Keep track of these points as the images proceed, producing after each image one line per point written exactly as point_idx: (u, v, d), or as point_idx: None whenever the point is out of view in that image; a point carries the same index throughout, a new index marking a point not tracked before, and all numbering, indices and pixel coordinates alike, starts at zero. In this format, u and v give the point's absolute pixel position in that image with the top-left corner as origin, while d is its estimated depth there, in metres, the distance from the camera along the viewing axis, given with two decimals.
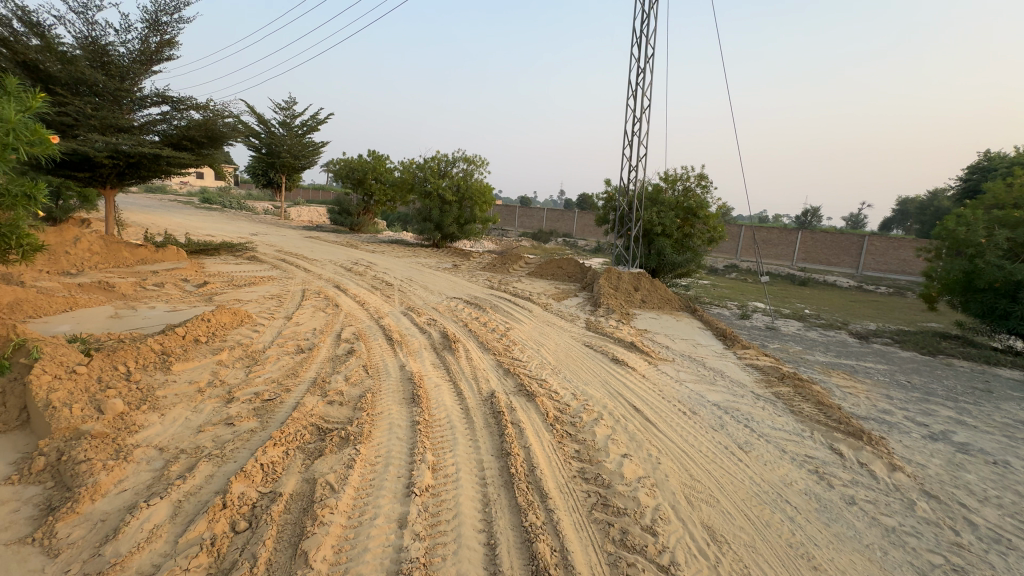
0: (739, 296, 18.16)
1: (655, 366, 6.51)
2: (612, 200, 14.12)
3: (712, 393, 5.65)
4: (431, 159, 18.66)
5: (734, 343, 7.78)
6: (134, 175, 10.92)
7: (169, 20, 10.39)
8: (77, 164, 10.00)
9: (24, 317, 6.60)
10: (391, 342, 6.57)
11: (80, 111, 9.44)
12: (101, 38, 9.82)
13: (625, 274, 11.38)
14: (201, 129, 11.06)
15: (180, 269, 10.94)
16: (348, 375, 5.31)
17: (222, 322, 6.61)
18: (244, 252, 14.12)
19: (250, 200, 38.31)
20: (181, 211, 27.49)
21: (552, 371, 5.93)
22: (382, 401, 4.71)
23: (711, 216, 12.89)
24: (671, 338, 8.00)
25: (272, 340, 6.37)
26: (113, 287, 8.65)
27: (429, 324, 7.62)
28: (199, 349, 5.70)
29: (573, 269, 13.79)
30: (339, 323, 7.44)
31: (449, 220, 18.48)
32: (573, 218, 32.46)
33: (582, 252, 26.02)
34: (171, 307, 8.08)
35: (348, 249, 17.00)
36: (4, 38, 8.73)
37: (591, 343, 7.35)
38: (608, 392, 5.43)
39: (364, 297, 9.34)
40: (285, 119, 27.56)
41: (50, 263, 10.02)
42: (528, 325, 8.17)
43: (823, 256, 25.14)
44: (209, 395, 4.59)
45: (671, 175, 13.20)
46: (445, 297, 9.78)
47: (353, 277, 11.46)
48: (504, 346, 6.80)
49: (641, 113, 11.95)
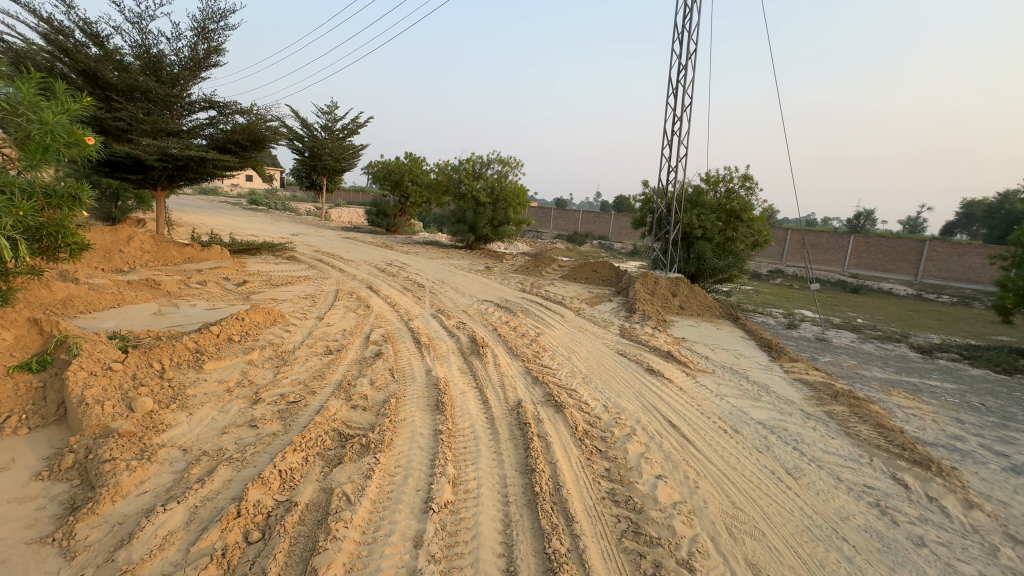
0: (785, 303, 17.20)
1: (693, 378, 6.12)
2: (649, 202, 13.66)
3: (757, 410, 5.24)
4: (466, 161, 18.65)
5: (781, 356, 7.27)
6: (183, 178, 11.38)
7: (216, 27, 10.79)
8: (130, 167, 10.51)
9: (76, 313, 6.92)
10: (419, 346, 6.48)
11: (133, 116, 9.89)
12: (154, 47, 10.29)
13: (663, 278, 10.93)
14: (245, 132, 11.43)
15: (223, 268, 11.31)
16: (373, 379, 5.23)
17: (255, 321, 6.70)
18: (284, 252, 14.50)
19: (294, 202, 39.76)
20: (230, 211, 28.78)
21: (583, 380, 5.67)
22: (407, 407, 4.60)
23: (755, 220, 12.24)
24: (711, 348, 7.56)
25: (302, 340, 6.40)
26: (160, 285, 9.00)
27: (458, 327, 7.50)
28: (232, 348, 5.78)
29: (608, 273, 13.41)
30: (369, 324, 7.44)
31: (483, 221, 18.43)
32: (609, 220, 31.84)
33: (617, 255, 25.42)
34: (211, 305, 8.31)
35: (383, 250, 17.21)
36: (67, 48, 9.25)
37: (625, 351, 7.03)
38: (641, 405, 5.13)
39: (396, 298, 9.33)
40: (328, 123, 28.39)
41: (105, 261, 10.57)
42: (560, 330, 7.91)
43: (877, 262, 23.60)
44: (237, 396, 4.61)
45: (713, 176, 12.62)
46: (476, 300, 9.65)
47: (386, 278, 11.53)
48: (533, 352, 6.58)
49: (682, 112, 11.46)
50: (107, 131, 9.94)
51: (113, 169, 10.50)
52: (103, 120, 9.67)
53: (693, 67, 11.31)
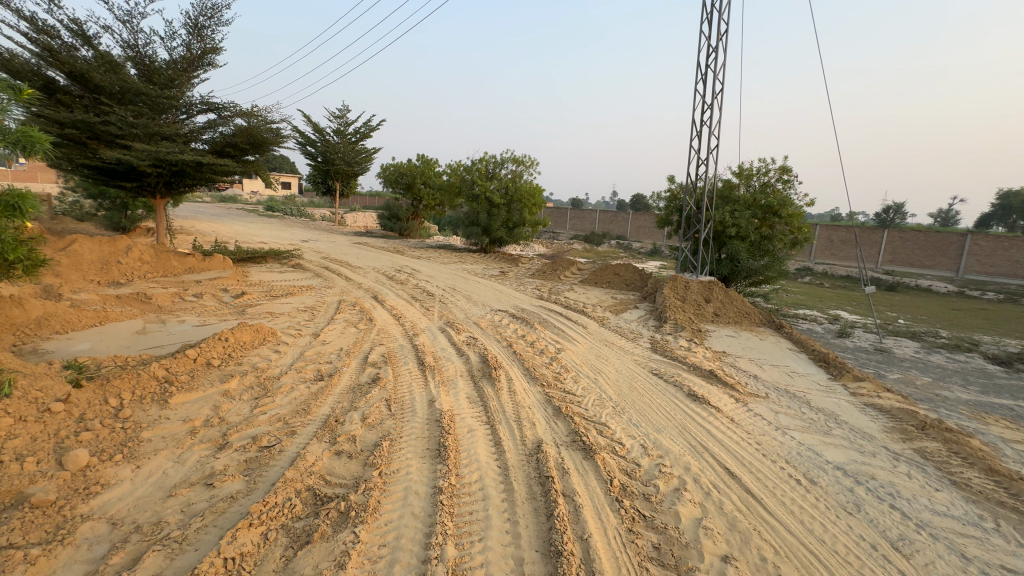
0: (821, 304, 15.93)
1: (745, 406, 5.16)
2: (676, 199, 12.65)
3: (831, 450, 4.26)
4: (479, 161, 17.84)
5: (843, 374, 6.24)
6: (181, 184, 10.84)
7: (211, 25, 10.24)
8: (124, 174, 10.00)
9: (50, 333, 6.30)
10: (422, 368, 5.65)
11: (123, 119, 9.28)
12: (146, 46, 9.74)
13: (694, 282, 9.94)
14: (244, 135, 10.87)
15: (223, 279, 10.71)
16: (366, 413, 4.43)
17: (241, 342, 5.98)
18: (290, 260, 13.91)
19: (309, 207, 39.67)
20: (244, 219, 28.60)
21: (614, 412, 4.76)
22: (403, 453, 3.77)
23: (795, 216, 11.16)
24: (759, 365, 6.57)
25: (291, 363, 5.65)
26: (150, 299, 8.39)
27: (468, 344, 6.65)
28: (209, 375, 5.05)
29: (632, 277, 12.43)
30: (369, 342, 6.66)
31: (498, 224, 17.66)
32: (628, 219, 30.68)
33: (637, 255, 24.31)
34: (201, 320, 7.65)
35: (394, 255, 16.53)
36: (54, 50, 8.72)
37: (659, 370, 6.08)
38: (688, 444, 4.20)
39: (402, 310, 8.56)
40: (340, 128, 28.00)
41: (102, 273, 10.10)
42: (582, 345, 7.00)
43: (913, 258, 21.97)
44: (202, 440, 3.84)
45: (746, 170, 11.59)
46: (490, 310, 8.84)
47: (394, 287, 10.79)
48: (554, 374, 5.69)
49: (713, 98, 10.50)
50: (98, 137, 9.41)
51: (108, 177, 10.03)
52: (92, 125, 9.13)
53: (724, 50, 10.33)
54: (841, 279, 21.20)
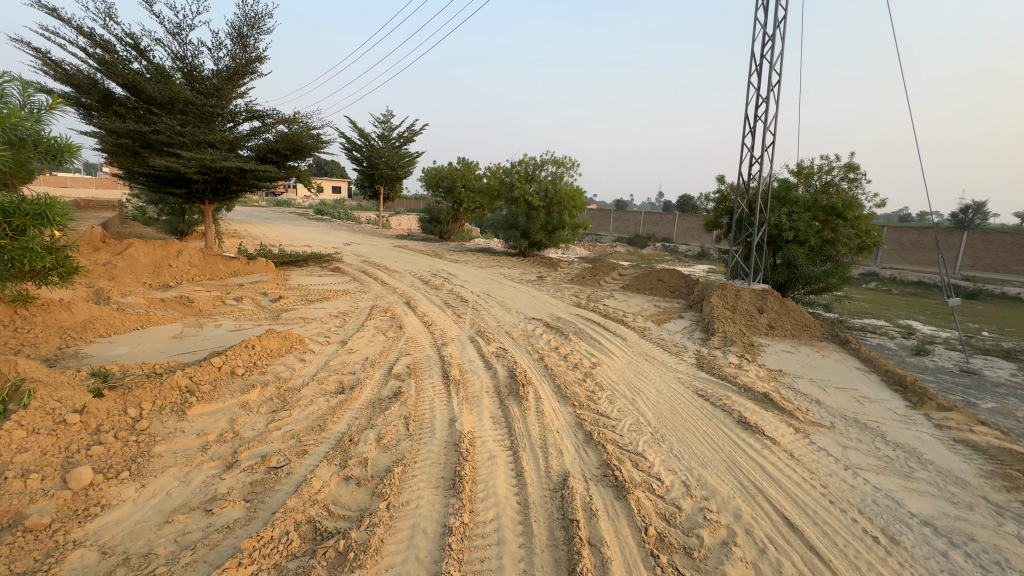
0: (890, 313, 14.48)
1: (806, 438, 4.51)
2: (726, 201, 11.81)
3: (915, 499, 3.59)
4: (519, 163, 17.53)
5: (924, 402, 5.42)
6: (226, 190, 11.18)
7: (254, 34, 10.47)
8: (174, 182, 10.41)
9: (94, 336, 6.51)
10: (446, 383, 5.35)
11: (171, 128, 9.61)
12: (195, 57, 10.09)
13: (746, 291, 9.19)
14: (286, 141, 11.06)
15: (264, 282, 10.92)
16: (382, 433, 4.16)
17: (267, 350, 5.90)
18: (330, 264, 14.11)
19: (356, 210, 40.84)
20: (295, 222, 29.69)
21: (652, 441, 4.26)
22: (415, 482, 3.46)
23: (863, 218, 10.10)
24: (821, 388, 5.83)
25: (314, 374, 5.49)
26: (192, 302, 8.60)
27: (497, 356, 6.29)
28: (231, 385, 4.96)
29: (677, 284, 11.70)
30: (395, 351, 6.44)
31: (537, 227, 17.27)
32: (674, 220, 29.49)
33: (683, 258, 23.27)
34: (237, 325, 7.72)
35: (432, 259, 16.50)
36: (109, 62, 9.13)
37: (705, 391, 5.49)
38: (738, 485, 3.65)
39: (433, 317, 8.33)
40: (384, 133, 28.55)
41: (154, 276, 10.53)
42: (620, 359, 6.49)
43: (997, 262, 19.75)
44: (212, 457, 3.70)
45: (805, 168, 10.65)
46: (523, 318, 8.46)
47: (428, 292, 10.64)
48: (587, 393, 5.23)
49: (769, 90, 9.66)
50: (150, 146, 9.85)
51: (160, 184, 10.50)
52: (145, 134, 9.56)
53: (781, 37, 9.49)
54: (913, 286, 19.31)
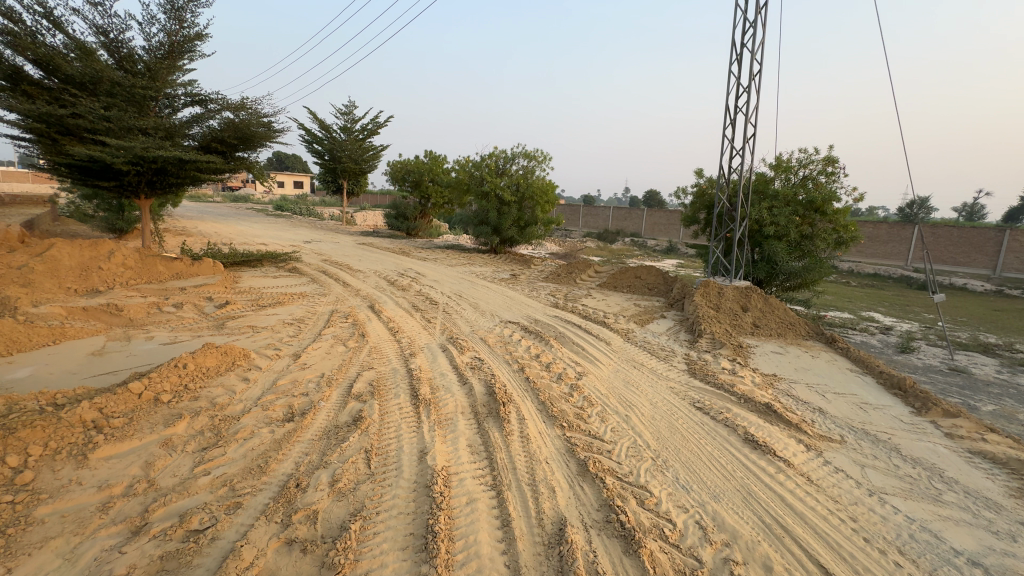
0: (853, 305, 14.64)
1: (819, 457, 4.06)
2: (703, 195, 11.47)
3: (955, 531, 3.17)
4: (489, 156, 16.80)
5: (929, 408, 5.10)
6: (164, 183, 10.02)
7: (191, 7, 9.36)
8: (100, 173, 9.23)
9: None
10: (415, 404, 4.64)
11: (92, 112, 8.40)
12: (122, 32, 8.93)
13: (729, 289, 8.87)
14: (233, 129, 10.01)
15: (209, 286, 9.84)
16: (337, 474, 3.43)
17: (203, 368, 5.03)
18: (287, 264, 13.04)
19: (318, 206, 39.15)
20: (252, 218, 28.02)
21: (655, 469, 3.70)
22: (378, 543, 2.77)
23: (840, 212, 9.95)
24: (820, 394, 5.44)
25: (259, 397, 4.68)
26: (121, 310, 7.52)
27: (472, 368, 5.62)
28: (153, 415, 4.12)
29: (655, 281, 11.31)
30: (357, 365, 5.66)
31: (509, 222, 16.62)
32: (642, 215, 29.46)
33: (653, 253, 23.14)
34: (173, 337, 6.75)
35: (398, 257, 15.59)
36: (17, 34, 7.86)
37: (703, 403, 4.99)
38: (760, 524, 3.14)
39: (400, 322, 7.57)
40: (346, 124, 27.16)
41: (80, 281, 9.31)
42: (607, 368, 5.93)
43: (945, 255, 20.40)
44: (113, 520, 2.90)
45: (784, 161, 10.39)
46: (499, 322, 7.81)
47: (394, 293, 9.85)
48: (576, 410, 4.64)
49: (750, 80, 9.30)
50: (70, 132, 8.66)
51: (85, 176, 9.31)
52: (62, 118, 8.33)
53: (762, 25, 9.13)
54: (870, 278, 19.73)
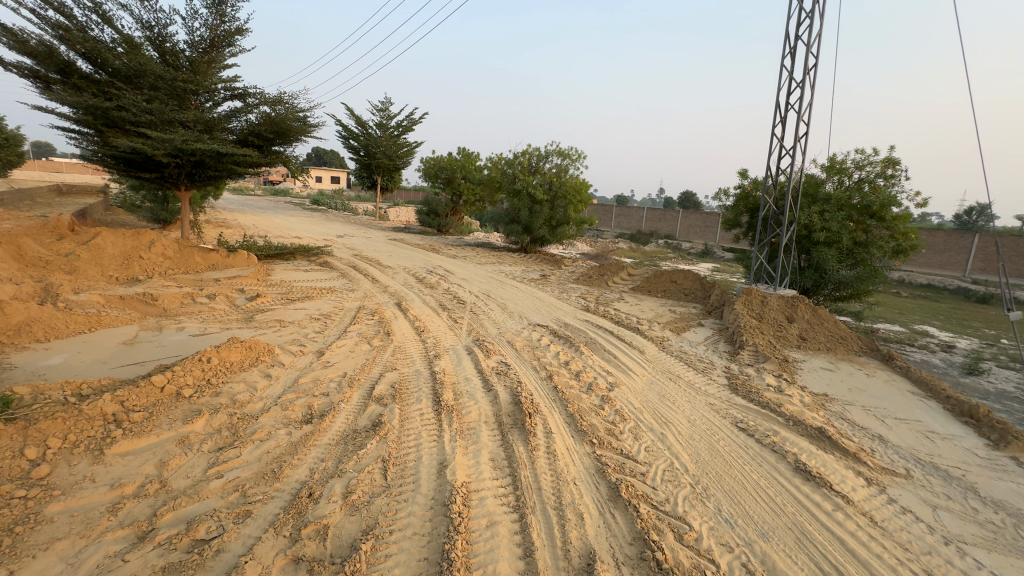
0: (905, 318, 13.66)
1: (882, 493, 3.61)
2: (747, 197, 10.87)
3: None
4: (522, 154, 16.54)
5: (1008, 441, 4.54)
6: (202, 176, 10.21)
7: (232, 2, 9.45)
8: (142, 165, 9.46)
9: (28, 342, 5.59)
10: (436, 411, 4.42)
11: (135, 105, 8.59)
12: (166, 27, 9.11)
13: (773, 298, 8.32)
14: (269, 124, 10.09)
15: (242, 278, 9.96)
16: (351, 484, 3.25)
17: (226, 363, 4.98)
18: (319, 258, 13.14)
19: (353, 201, 39.89)
20: (289, 212, 28.69)
21: (695, 498, 3.36)
22: (389, 568, 2.56)
23: (900, 218, 9.19)
24: (879, 419, 4.93)
25: (279, 396, 4.57)
26: (156, 300, 7.64)
27: (498, 374, 5.37)
28: (173, 410, 4.05)
29: (692, 286, 10.80)
30: (380, 365, 5.51)
31: (540, 221, 16.32)
32: (678, 216, 28.58)
33: (688, 256, 22.38)
34: (203, 328, 6.78)
35: (428, 253, 15.56)
36: (69, 29, 8.11)
37: (747, 423, 4.58)
38: (817, 572, 2.76)
39: (426, 322, 7.40)
40: (382, 121, 27.43)
41: (122, 269, 9.57)
42: (641, 379, 5.57)
43: (1010, 266, 18.82)
44: (121, 524, 2.79)
45: (837, 162, 9.71)
46: (527, 325, 7.54)
47: (422, 290, 9.73)
48: (607, 425, 4.33)
49: (804, 75, 8.69)
50: (115, 124, 8.89)
51: (128, 167, 9.56)
52: (107, 110, 8.56)
53: (818, 15, 8.51)
54: (923, 288, 18.42)
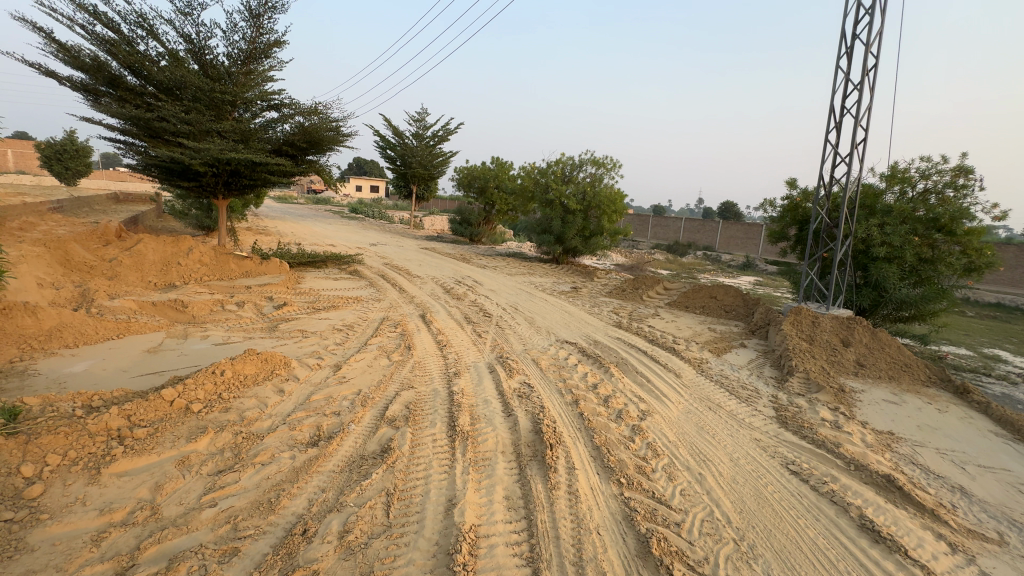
0: (974, 340, 12.39)
1: (972, 565, 3.00)
2: (796, 209, 10.12)
3: None
4: (556, 163, 16.21)
5: None
6: (238, 185, 10.40)
7: (269, 15, 9.63)
8: (182, 173, 9.71)
9: (57, 348, 5.68)
10: (450, 437, 4.10)
11: (175, 115, 8.82)
12: (207, 40, 9.36)
13: (826, 319, 7.60)
14: (303, 133, 10.19)
15: (273, 285, 10.03)
16: (350, 522, 2.96)
17: (240, 376, 4.84)
18: (349, 266, 13.19)
19: (390, 210, 40.62)
20: (328, 220, 29.43)
21: (740, 559, 2.88)
22: None
23: (974, 232, 8.28)
24: (959, 467, 4.25)
25: (289, 413, 4.37)
26: (185, 307, 7.70)
27: (519, 397, 4.98)
28: (179, 427, 3.90)
29: (733, 303, 10.11)
30: (396, 383, 5.25)
31: (573, 232, 15.92)
32: (717, 228, 27.47)
33: (728, 269, 21.40)
34: (227, 336, 6.75)
35: (458, 263, 15.40)
36: (116, 43, 8.41)
37: (799, 466, 4.03)
38: None
39: (449, 335, 7.14)
40: (418, 131, 27.78)
41: (160, 275, 9.81)
42: (676, 408, 5.07)
43: None
44: (101, 557, 2.60)
45: (900, 170, 8.89)
46: (554, 342, 7.15)
47: (447, 302, 9.51)
48: (638, 462, 3.88)
49: (863, 76, 8.00)
50: (157, 134, 9.17)
51: (169, 176, 9.85)
52: (149, 121, 8.82)
53: (879, 11, 7.83)
54: (993, 307, 16.77)
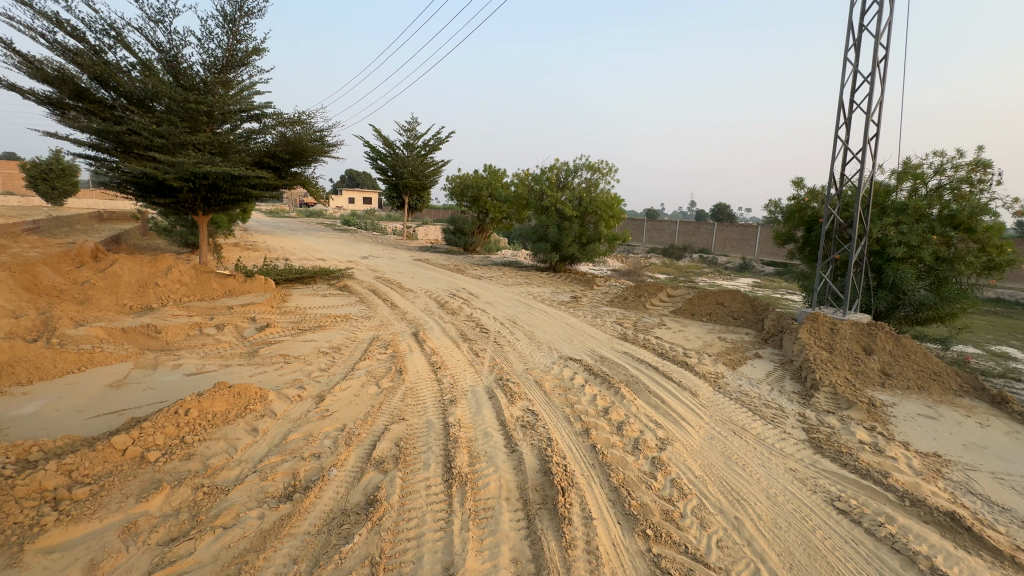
0: (985, 338, 12.00)
1: None
2: (803, 209, 9.69)
3: None
4: (550, 169, 15.79)
5: None
6: (218, 200, 9.87)
7: (246, 20, 9.17)
8: (157, 189, 9.18)
9: (8, 386, 5.10)
10: (446, 482, 3.56)
11: (145, 127, 8.30)
12: (180, 49, 8.88)
13: (845, 326, 7.14)
14: (285, 144, 9.69)
15: (256, 305, 9.47)
16: None
17: (208, 415, 4.28)
18: (338, 281, 12.66)
19: (381, 221, 40.13)
20: (319, 233, 28.90)
21: None
22: None
23: (994, 229, 7.87)
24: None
25: (261, 458, 3.81)
26: (159, 333, 7.13)
27: (523, 428, 4.45)
28: (130, 482, 3.34)
29: (742, 309, 9.64)
30: (385, 415, 4.71)
31: (570, 239, 15.46)
32: (713, 230, 27.14)
33: (726, 272, 21.02)
34: (202, 364, 6.18)
35: (451, 274, 14.88)
36: (81, 52, 7.91)
37: (848, 503, 3.51)
38: None
39: (444, 356, 6.61)
40: (409, 140, 27.39)
41: (136, 296, 9.22)
42: (697, 433, 4.56)
43: None
44: None
45: (912, 166, 8.49)
46: (557, 359, 6.63)
47: (442, 317, 8.98)
48: (664, 507, 3.36)
49: (873, 68, 7.61)
50: (128, 148, 8.64)
51: (143, 193, 9.31)
52: (119, 135, 8.30)
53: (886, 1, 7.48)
54: (995, 303, 16.48)
